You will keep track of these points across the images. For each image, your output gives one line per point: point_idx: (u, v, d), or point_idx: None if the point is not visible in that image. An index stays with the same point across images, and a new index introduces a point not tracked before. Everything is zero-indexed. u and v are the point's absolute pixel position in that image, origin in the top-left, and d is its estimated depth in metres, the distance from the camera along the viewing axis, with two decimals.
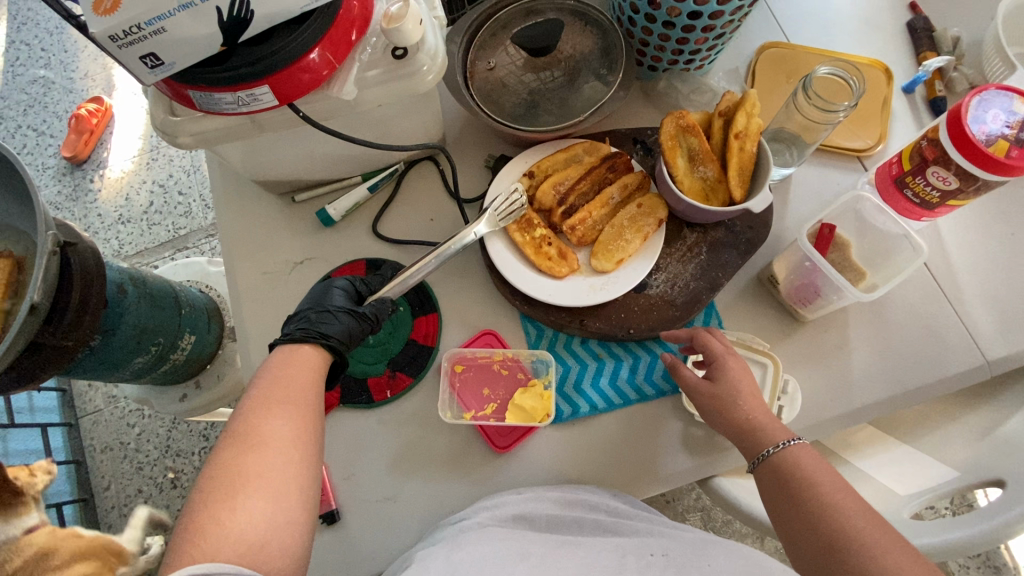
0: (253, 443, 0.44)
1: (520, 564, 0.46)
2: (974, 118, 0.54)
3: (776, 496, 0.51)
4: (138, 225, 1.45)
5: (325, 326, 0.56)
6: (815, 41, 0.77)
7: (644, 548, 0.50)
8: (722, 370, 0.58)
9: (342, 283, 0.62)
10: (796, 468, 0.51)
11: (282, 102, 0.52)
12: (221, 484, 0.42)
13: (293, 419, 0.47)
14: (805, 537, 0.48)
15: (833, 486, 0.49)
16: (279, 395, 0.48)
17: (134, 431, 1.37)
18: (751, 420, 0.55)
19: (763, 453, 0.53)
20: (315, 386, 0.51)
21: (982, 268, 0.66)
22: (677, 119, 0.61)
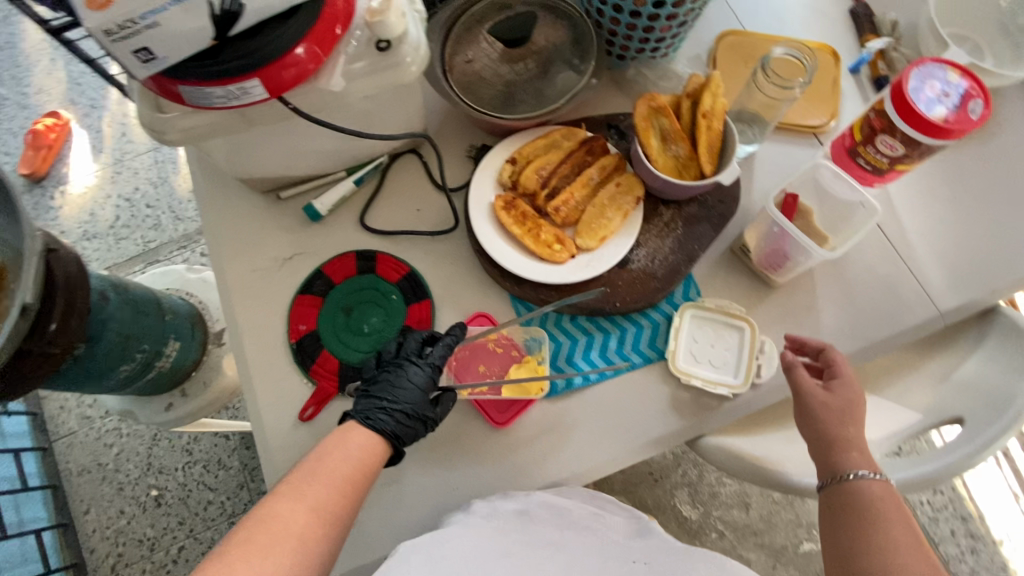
0: (293, 505, 0.47)
1: (500, 561, 0.56)
2: (914, 88, 0.60)
3: (839, 518, 0.55)
4: (105, 241, 1.42)
5: (400, 427, 0.57)
6: (767, 28, 0.83)
7: (629, 557, 0.63)
8: (846, 392, 0.60)
9: (421, 376, 0.60)
10: (868, 503, 0.54)
11: (272, 94, 0.53)
12: (260, 525, 0.46)
13: (334, 493, 0.50)
14: (854, 559, 0.51)
15: (895, 527, 0.52)
16: (331, 468, 0.51)
17: (113, 451, 1.34)
18: (834, 436, 0.58)
19: (852, 473, 0.55)
20: (366, 470, 0.53)
21: (931, 229, 0.72)
22: (649, 102, 0.65)
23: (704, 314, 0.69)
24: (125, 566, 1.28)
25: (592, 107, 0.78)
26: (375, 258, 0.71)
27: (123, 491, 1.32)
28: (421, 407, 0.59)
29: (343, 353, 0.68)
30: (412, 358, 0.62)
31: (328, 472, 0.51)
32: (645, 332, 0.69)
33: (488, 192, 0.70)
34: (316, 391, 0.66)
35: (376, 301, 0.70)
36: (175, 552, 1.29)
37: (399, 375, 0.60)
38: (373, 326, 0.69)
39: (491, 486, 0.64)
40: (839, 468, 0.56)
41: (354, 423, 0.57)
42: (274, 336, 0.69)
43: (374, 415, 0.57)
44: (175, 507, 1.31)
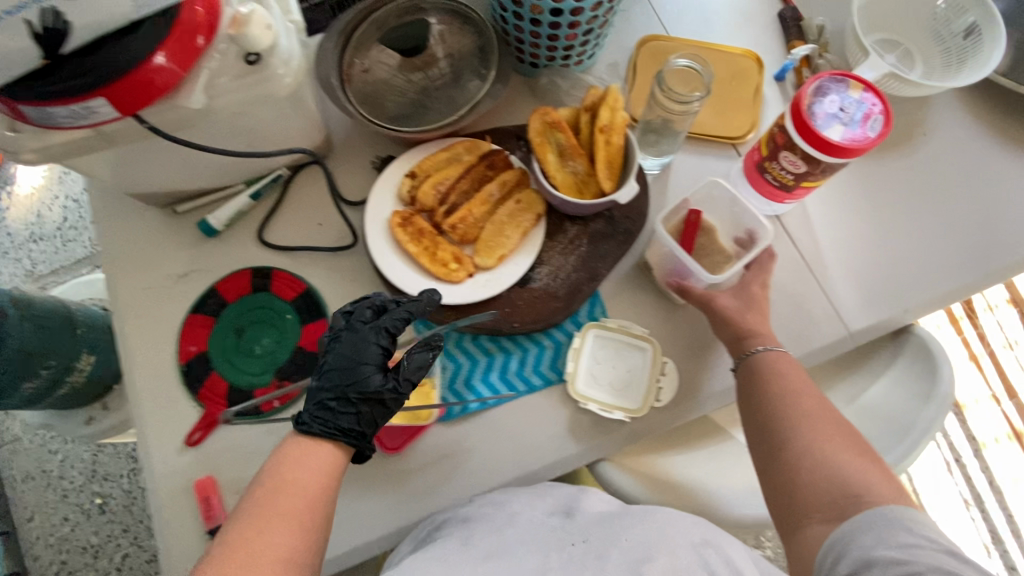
0: (249, 568, 0.43)
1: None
2: (812, 104, 0.58)
3: (750, 391, 0.58)
4: (51, 243, 1.40)
5: (355, 421, 0.54)
6: (691, 33, 0.79)
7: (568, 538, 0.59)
8: (759, 278, 0.64)
9: (379, 343, 0.57)
10: (768, 369, 0.58)
11: (125, 114, 0.50)
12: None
13: (291, 528, 0.46)
14: (770, 430, 0.56)
15: (799, 385, 0.57)
16: (280, 501, 0.47)
17: (57, 458, 1.32)
18: (742, 318, 0.61)
19: (755, 349, 0.59)
20: (325, 489, 0.50)
21: (848, 246, 0.70)
22: (543, 116, 0.63)
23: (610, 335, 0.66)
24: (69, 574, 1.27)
25: (503, 117, 0.75)
26: (271, 275, 0.69)
27: (67, 498, 1.30)
28: (383, 384, 0.56)
29: (233, 375, 0.66)
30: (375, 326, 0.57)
31: (279, 487, 0.48)
32: (547, 353, 0.67)
33: (385, 208, 0.67)
34: (203, 415, 0.64)
35: (270, 321, 0.68)
36: (120, 560, 1.28)
37: (342, 355, 0.56)
38: (265, 347, 0.67)
39: (381, 515, 0.62)
40: (740, 348, 0.60)
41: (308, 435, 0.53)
42: (164, 358, 0.67)
43: (314, 418, 0.54)
44: (119, 514, 1.30)
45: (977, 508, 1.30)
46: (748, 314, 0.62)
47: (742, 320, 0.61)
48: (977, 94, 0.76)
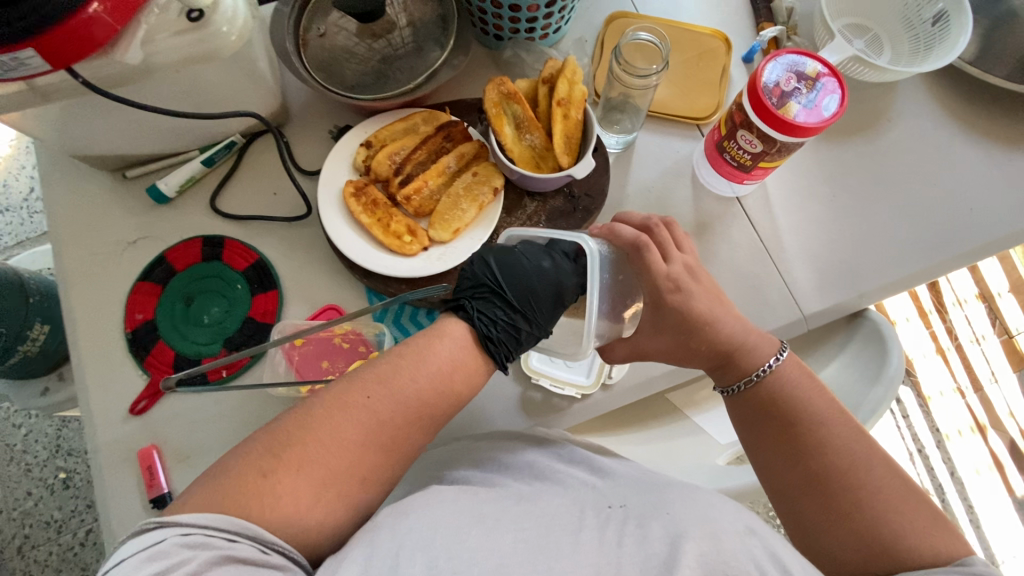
0: (335, 449, 0.46)
1: (475, 526, 0.46)
2: (767, 82, 0.57)
3: (760, 423, 0.54)
4: (18, 214, 1.36)
5: (501, 336, 0.55)
6: (660, 10, 0.78)
7: (603, 501, 0.50)
8: (653, 281, 0.55)
9: (550, 261, 0.57)
10: (775, 396, 0.54)
11: (56, 67, 0.48)
12: (275, 458, 0.44)
13: (405, 417, 0.49)
14: (796, 459, 0.51)
15: (814, 408, 0.53)
16: (414, 389, 0.49)
17: (21, 432, 1.30)
18: (688, 346, 0.56)
19: (765, 368, 0.55)
20: (458, 386, 0.52)
21: (806, 229, 0.70)
22: (499, 87, 0.62)
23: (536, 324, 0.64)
24: (31, 549, 1.25)
25: (465, 90, 0.73)
26: (223, 244, 0.67)
27: (31, 473, 1.28)
28: (503, 314, 0.56)
29: (180, 344, 0.64)
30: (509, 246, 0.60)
31: (437, 374, 0.51)
32: None
33: (340, 178, 0.66)
34: (149, 383, 0.63)
35: (220, 291, 0.66)
36: (83, 535, 1.26)
37: (520, 271, 0.57)
38: (214, 317, 0.65)
39: None
40: (734, 378, 0.56)
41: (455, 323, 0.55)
42: (110, 326, 0.65)
43: (482, 320, 0.55)
44: (84, 490, 1.29)
45: (939, 500, 1.31)
46: (687, 336, 0.56)
47: (691, 341, 0.56)
48: (941, 82, 0.76)
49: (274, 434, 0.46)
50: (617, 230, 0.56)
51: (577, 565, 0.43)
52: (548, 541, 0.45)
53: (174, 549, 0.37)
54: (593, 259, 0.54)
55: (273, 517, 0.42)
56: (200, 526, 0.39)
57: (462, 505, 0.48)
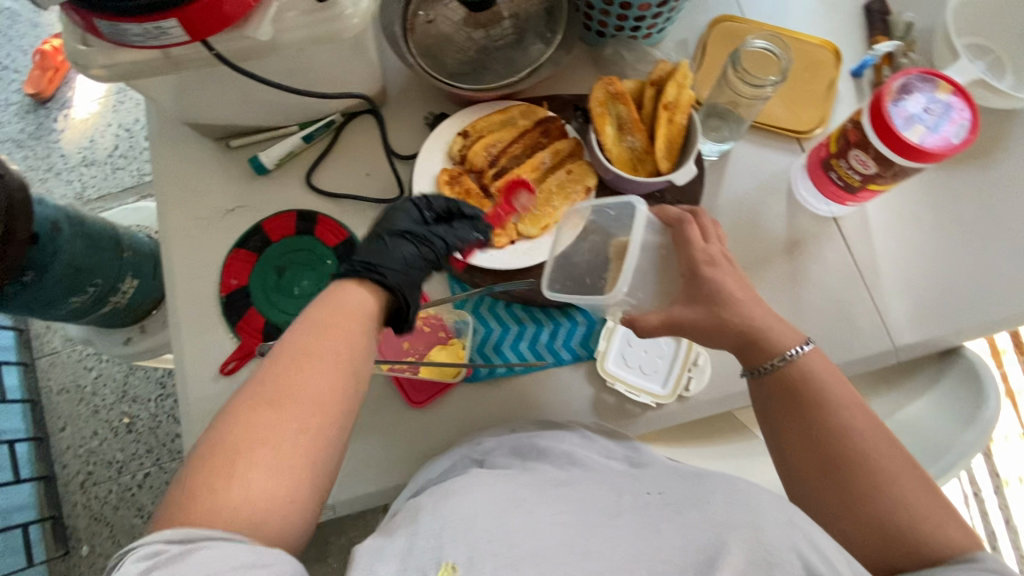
0: (266, 418, 0.40)
1: (514, 510, 0.46)
2: (894, 103, 0.55)
3: (782, 408, 0.49)
4: (101, 168, 1.34)
5: (368, 259, 0.51)
6: (769, 16, 0.75)
7: (641, 487, 0.50)
8: (689, 252, 0.52)
9: (420, 203, 0.59)
10: (804, 381, 0.49)
11: (194, 38, 0.50)
12: (220, 448, 0.39)
13: (322, 377, 0.43)
14: (808, 455, 0.47)
15: (843, 398, 0.47)
16: (322, 345, 0.44)
17: (91, 374, 1.36)
18: (721, 318, 0.50)
19: (789, 354, 0.49)
20: (359, 329, 0.47)
21: (903, 257, 0.67)
22: (607, 86, 0.61)
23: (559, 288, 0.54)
24: (93, 485, 1.30)
25: (562, 85, 0.73)
26: (315, 220, 0.70)
27: (98, 414, 1.34)
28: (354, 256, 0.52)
29: (270, 313, 0.67)
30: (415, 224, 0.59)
31: (337, 327, 0.46)
32: (578, 329, 0.66)
33: (435, 165, 0.67)
34: (239, 346, 0.66)
35: (310, 265, 0.69)
36: (140, 478, 1.31)
37: (387, 216, 0.58)
38: (304, 290, 0.68)
39: (398, 465, 0.63)
40: (760, 358, 0.50)
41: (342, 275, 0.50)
42: (205, 288, 0.69)
43: (360, 257, 0.51)
44: (145, 435, 1.34)
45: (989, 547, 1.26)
46: (721, 306, 0.50)
47: (725, 312, 0.50)
48: None
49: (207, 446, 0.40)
50: (663, 208, 0.55)
51: (613, 551, 0.42)
52: (587, 528, 0.45)
53: (143, 564, 0.35)
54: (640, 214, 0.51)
55: (228, 505, 0.38)
56: (164, 536, 0.36)
57: (504, 491, 0.48)
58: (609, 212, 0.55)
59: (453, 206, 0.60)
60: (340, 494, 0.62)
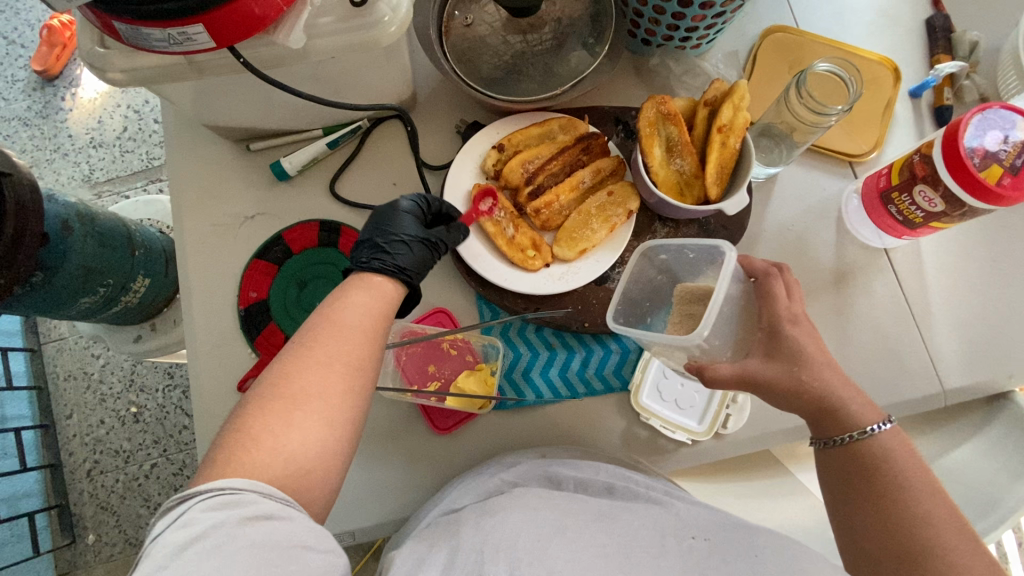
0: (299, 388, 0.39)
1: (558, 537, 0.43)
2: (970, 138, 0.51)
3: (853, 485, 0.47)
4: (110, 151, 1.22)
5: (401, 260, 0.51)
6: (825, 28, 0.71)
7: (684, 530, 0.46)
8: (772, 309, 0.50)
9: (409, 201, 0.56)
10: (885, 464, 0.46)
11: (221, 45, 0.46)
12: (256, 411, 0.38)
13: (353, 344, 0.42)
14: (876, 533, 0.44)
15: (924, 482, 0.45)
16: (349, 319, 0.43)
17: (98, 362, 1.14)
18: (799, 379, 0.48)
19: (868, 430, 0.47)
20: (385, 313, 0.46)
21: (956, 295, 0.64)
22: (658, 105, 0.58)
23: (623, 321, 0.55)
24: (99, 475, 1.11)
25: (601, 97, 0.69)
26: (338, 231, 0.67)
27: (105, 403, 1.13)
28: (379, 250, 0.51)
29: (291, 328, 0.65)
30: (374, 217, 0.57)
31: (365, 306, 0.45)
32: (612, 357, 0.63)
33: (467, 179, 0.64)
34: (256, 362, 0.63)
35: (333, 279, 0.66)
36: (149, 468, 1.11)
37: (386, 212, 0.55)
38: None
39: (420, 493, 0.60)
40: (835, 429, 0.49)
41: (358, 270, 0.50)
42: (223, 299, 0.66)
43: (374, 255, 0.51)
44: (151, 427, 1.13)
45: None
46: (800, 367, 0.48)
47: (801, 371, 0.48)
48: None
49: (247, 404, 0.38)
50: (749, 259, 0.53)
51: None
52: (632, 561, 0.41)
53: (197, 519, 0.33)
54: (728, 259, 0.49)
55: (265, 459, 0.36)
56: (222, 489, 0.34)
57: (545, 514, 0.46)
58: (687, 254, 0.55)
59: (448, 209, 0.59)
60: (361, 520, 0.59)
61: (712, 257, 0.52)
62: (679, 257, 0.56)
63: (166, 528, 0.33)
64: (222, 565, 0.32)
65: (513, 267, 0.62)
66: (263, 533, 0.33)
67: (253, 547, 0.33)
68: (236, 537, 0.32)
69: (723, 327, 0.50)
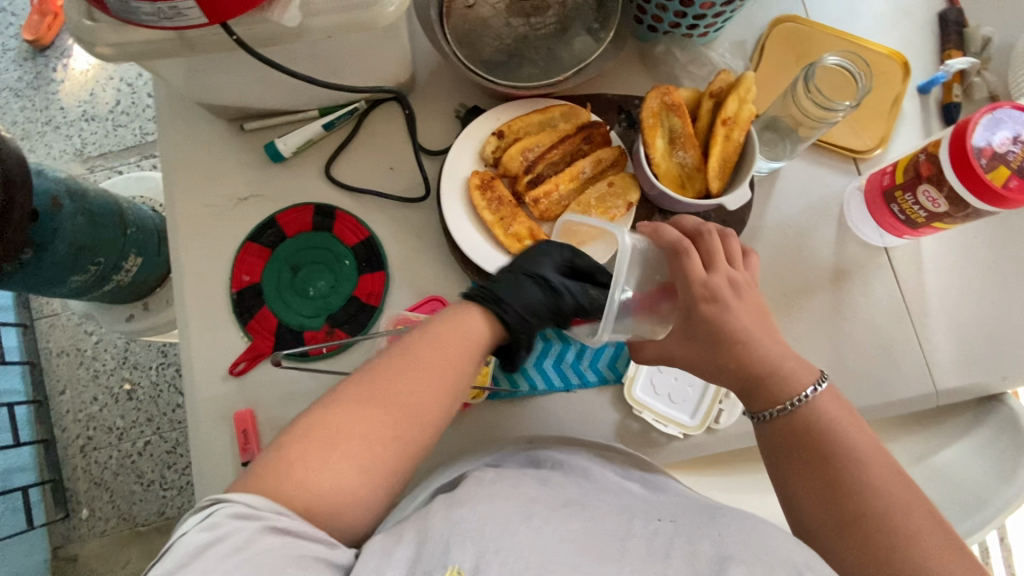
0: (354, 424, 0.41)
1: (523, 524, 0.41)
2: (979, 138, 0.50)
3: (791, 456, 0.46)
4: (102, 125, 1.20)
5: (502, 294, 0.48)
6: (835, 19, 0.69)
7: (652, 513, 0.44)
8: (686, 288, 0.47)
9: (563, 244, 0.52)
10: (821, 430, 0.45)
11: (213, 21, 0.44)
12: (317, 431, 0.40)
13: (416, 391, 0.43)
14: (824, 509, 0.43)
15: (861, 449, 0.44)
16: (417, 362, 0.44)
17: (91, 338, 1.13)
18: (776, 364, 0.46)
19: (798, 398, 0.46)
20: (466, 359, 0.45)
21: (953, 295, 0.63)
22: (662, 95, 0.57)
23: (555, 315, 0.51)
24: (92, 451, 1.11)
25: (604, 86, 0.68)
26: (333, 215, 0.65)
27: (98, 379, 1.13)
28: (493, 285, 0.49)
29: (283, 313, 0.64)
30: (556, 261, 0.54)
31: (432, 345, 0.45)
32: (607, 349, 0.62)
33: (465, 166, 0.63)
34: (249, 346, 0.63)
35: (327, 264, 0.65)
36: (141, 445, 1.11)
37: (539, 252, 0.53)
38: (320, 291, 0.64)
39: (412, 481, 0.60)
40: (763, 403, 0.47)
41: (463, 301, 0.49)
42: (215, 282, 0.65)
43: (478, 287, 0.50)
44: (145, 404, 1.13)
45: None
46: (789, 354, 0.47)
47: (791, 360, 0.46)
48: None
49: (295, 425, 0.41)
50: (658, 231, 0.49)
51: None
52: (595, 548, 0.40)
53: (224, 523, 0.35)
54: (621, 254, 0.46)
55: (300, 482, 0.38)
56: (250, 501, 0.36)
57: (514, 499, 0.44)
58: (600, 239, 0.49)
59: (589, 268, 0.52)
60: None
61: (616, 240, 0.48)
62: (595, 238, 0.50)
63: (193, 526, 0.35)
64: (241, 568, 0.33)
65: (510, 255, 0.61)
66: (283, 544, 0.35)
67: (274, 554, 0.34)
68: (257, 543, 0.34)
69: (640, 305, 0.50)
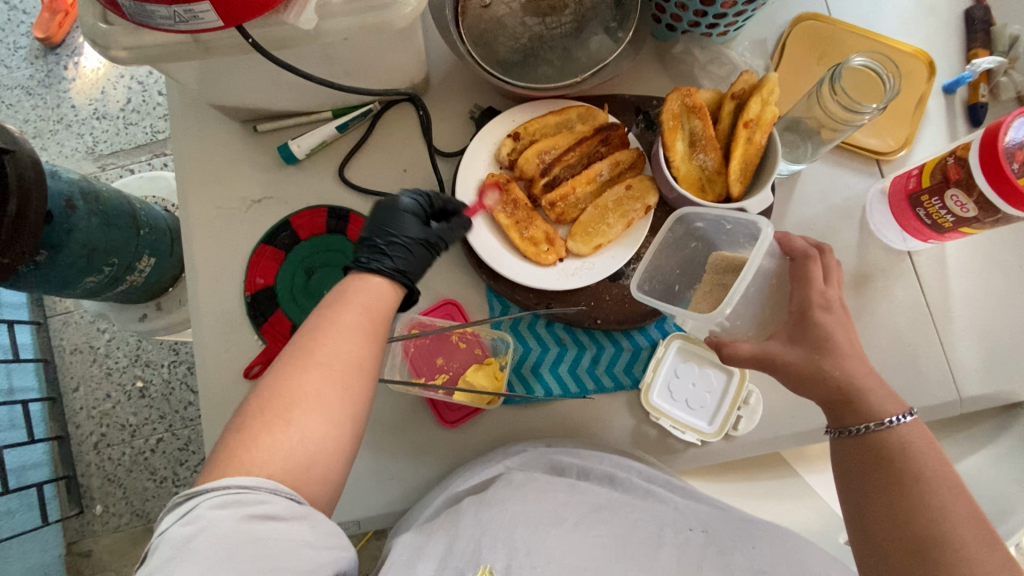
0: (302, 385, 0.38)
1: (553, 529, 0.41)
2: (1011, 141, 0.49)
3: (862, 475, 0.44)
4: (113, 123, 1.20)
5: (401, 261, 0.49)
6: (859, 17, 0.68)
7: (682, 522, 0.44)
8: (806, 293, 0.49)
9: (410, 201, 0.54)
10: (903, 454, 0.43)
11: (228, 24, 0.43)
12: (276, 403, 0.37)
13: (354, 343, 0.41)
14: (886, 529, 0.41)
15: (947, 480, 0.41)
16: (341, 320, 0.42)
17: (103, 336, 1.14)
18: (819, 367, 0.46)
19: (889, 420, 0.44)
20: (384, 312, 0.45)
21: (978, 300, 0.62)
22: (683, 97, 0.55)
23: (648, 289, 0.57)
24: (106, 447, 1.12)
25: (620, 87, 0.67)
26: (347, 218, 0.65)
27: (110, 376, 1.13)
28: (385, 251, 0.49)
29: (297, 316, 0.64)
30: (374, 218, 0.53)
31: (364, 306, 0.44)
32: (623, 355, 0.62)
33: (480, 167, 0.62)
34: (263, 350, 0.63)
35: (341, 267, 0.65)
36: (153, 442, 1.12)
37: (386, 210, 0.53)
38: None
39: (427, 485, 0.60)
40: (852, 418, 0.46)
41: (370, 269, 0.48)
42: (229, 284, 0.64)
43: (373, 255, 0.49)
44: (157, 401, 1.13)
45: None
46: (821, 357, 0.46)
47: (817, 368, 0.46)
48: None
49: (246, 408, 0.38)
50: (789, 237, 0.52)
51: None
52: (627, 554, 0.40)
53: (202, 516, 0.32)
54: (764, 239, 0.50)
55: (266, 457, 0.35)
56: (228, 487, 0.33)
57: (544, 503, 0.43)
58: (723, 225, 0.55)
59: (453, 206, 0.57)
60: (367, 509, 0.59)
61: (749, 231, 0.53)
62: (715, 226, 0.56)
63: (173, 522, 0.33)
64: (227, 561, 0.31)
65: (526, 260, 0.60)
66: (266, 532, 0.33)
67: (260, 545, 0.32)
68: (241, 534, 0.32)
69: (747, 309, 0.53)
